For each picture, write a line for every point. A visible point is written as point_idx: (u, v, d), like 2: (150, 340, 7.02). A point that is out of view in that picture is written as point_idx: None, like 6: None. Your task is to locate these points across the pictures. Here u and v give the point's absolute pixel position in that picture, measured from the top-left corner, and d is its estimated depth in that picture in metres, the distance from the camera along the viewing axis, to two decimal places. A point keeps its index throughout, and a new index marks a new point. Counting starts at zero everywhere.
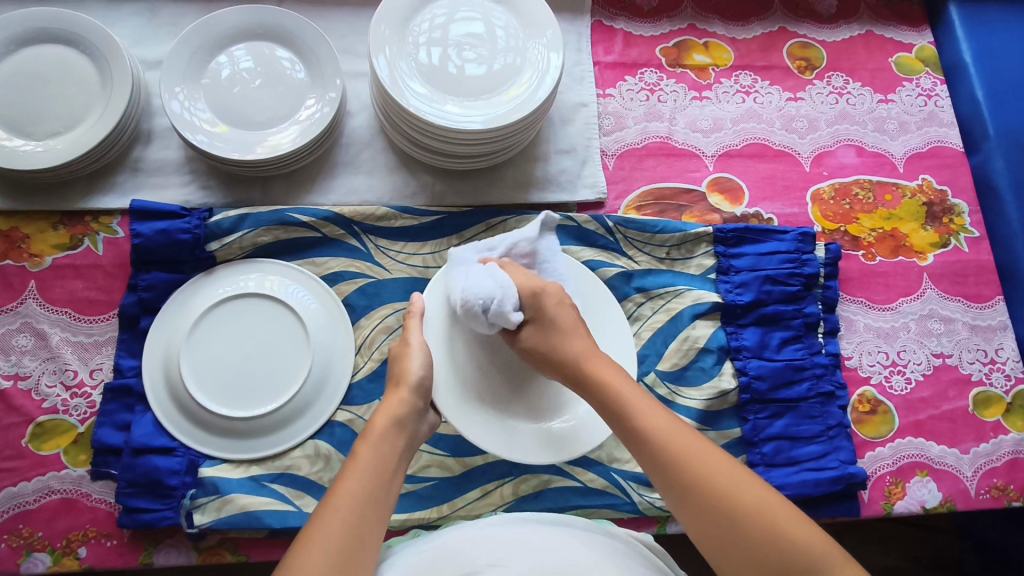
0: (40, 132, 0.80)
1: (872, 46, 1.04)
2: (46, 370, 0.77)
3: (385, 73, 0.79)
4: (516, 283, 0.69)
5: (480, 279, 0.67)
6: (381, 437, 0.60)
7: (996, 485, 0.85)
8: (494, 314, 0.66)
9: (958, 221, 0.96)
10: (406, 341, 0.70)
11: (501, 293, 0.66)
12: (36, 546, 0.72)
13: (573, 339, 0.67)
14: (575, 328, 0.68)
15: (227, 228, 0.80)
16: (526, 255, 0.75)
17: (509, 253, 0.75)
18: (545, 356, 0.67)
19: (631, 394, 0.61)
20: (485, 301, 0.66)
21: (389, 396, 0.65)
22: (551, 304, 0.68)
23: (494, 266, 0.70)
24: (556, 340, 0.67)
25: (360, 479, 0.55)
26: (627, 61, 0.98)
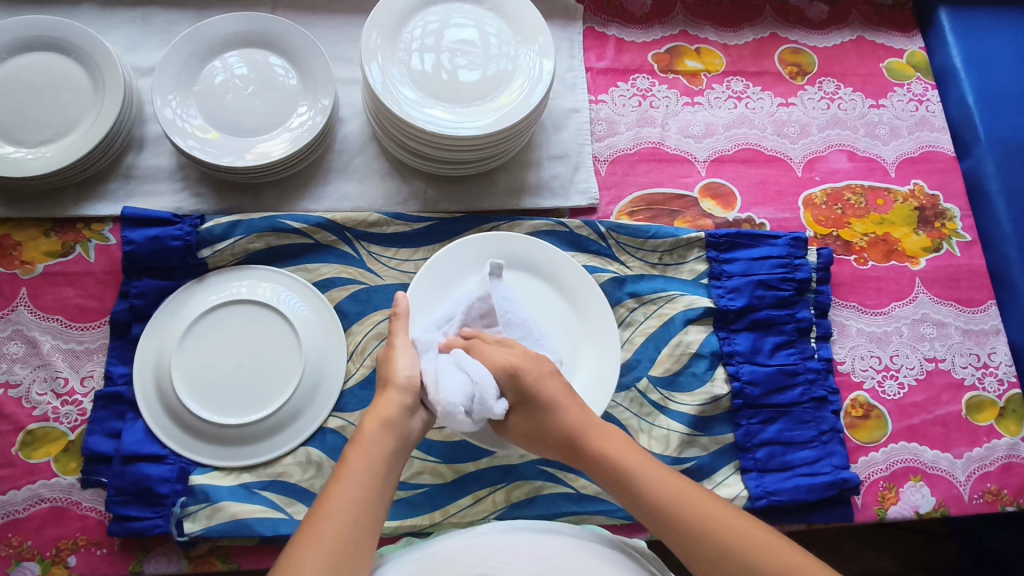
0: (32, 139, 0.80)
1: (863, 51, 1.04)
2: (37, 378, 0.77)
3: (377, 79, 0.79)
4: (488, 364, 0.63)
5: (452, 378, 0.60)
6: (370, 440, 0.58)
7: (989, 490, 0.85)
8: (478, 412, 0.60)
9: (950, 226, 0.96)
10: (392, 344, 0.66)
11: (481, 390, 0.60)
12: (26, 555, 0.72)
13: (564, 412, 0.63)
14: (563, 399, 0.64)
15: (218, 235, 0.80)
16: (484, 315, 0.71)
17: (468, 319, 0.71)
18: (539, 435, 0.64)
19: (637, 467, 0.59)
20: (466, 404, 0.59)
21: (379, 400, 0.61)
22: (531, 381, 0.63)
23: (462, 356, 0.63)
24: (545, 419, 0.63)
25: (350, 485, 0.54)
26: (619, 67, 0.98)
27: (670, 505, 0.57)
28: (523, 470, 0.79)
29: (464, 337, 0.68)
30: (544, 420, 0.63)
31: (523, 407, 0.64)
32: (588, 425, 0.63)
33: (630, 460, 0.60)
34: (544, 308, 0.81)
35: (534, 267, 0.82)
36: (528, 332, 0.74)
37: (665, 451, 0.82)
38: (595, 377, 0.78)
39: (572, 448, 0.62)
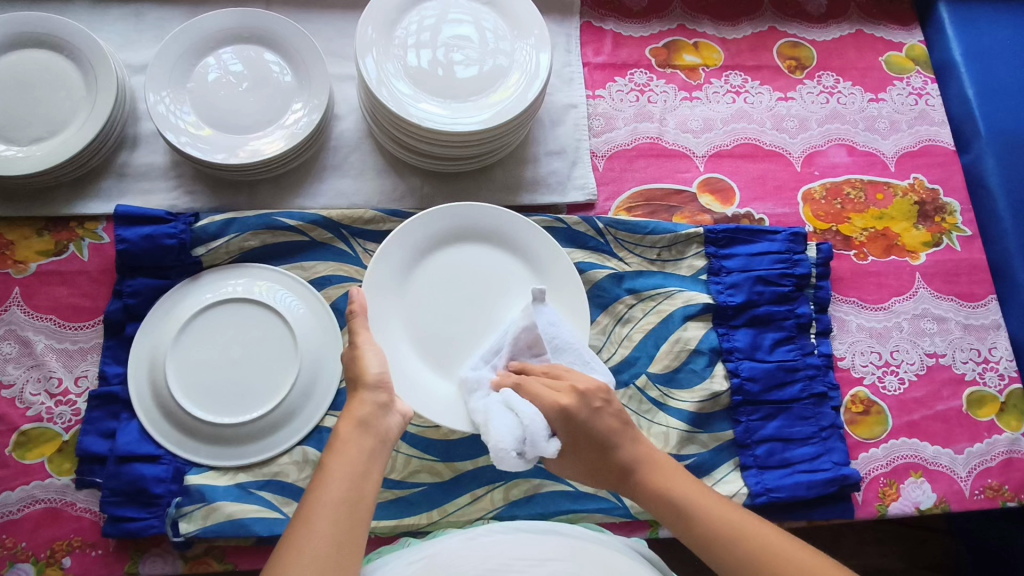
0: (24, 137, 0.79)
1: (862, 45, 1.03)
2: (31, 378, 0.76)
3: (372, 75, 0.78)
4: (539, 405, 0.64)
5: (502, 422, 0.63)
6: (346, 442, 0.57)
7: (991, 486, 0.84)
8: (530, 452, 0.62)
9: (950, 220, 0.96)
10: (354, 344, 0.65)
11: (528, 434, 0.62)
12: (20, 557, 0.71)
13: (619, 449, 0.64)
14: (617, 433, 0.64)
15: (213, 233, 0.80)
16: (531, 344, 0.72)
17: (515, 351, 0.72)
18: (598, 467, 0.65)
19: (686, 492, 0.61)
20: (517, 446, 0.62)
21: (352, 402, 0.62)
22: (582, 420, 0.63)
23: (511, 396, 0.66)
24: (599, 455, 0.64)
25: (331, 489, 0.54)
26: (616, 62, 0.97)
27: (722, 529, 0.58)
28: (521, 469, 0.79)
29: (513, 372, 0.71)
30: (602, 454, 0.64)
31: (582, 446, 0.64)
32: (641, 455, 0.64)
33: (686, 490, 0.61)
34: (506, 278, 0.80)
35: (491, 236, 0.81)
36: (582, 356, 0.73)
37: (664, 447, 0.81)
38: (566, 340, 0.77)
39: (624, 479, 0.64)
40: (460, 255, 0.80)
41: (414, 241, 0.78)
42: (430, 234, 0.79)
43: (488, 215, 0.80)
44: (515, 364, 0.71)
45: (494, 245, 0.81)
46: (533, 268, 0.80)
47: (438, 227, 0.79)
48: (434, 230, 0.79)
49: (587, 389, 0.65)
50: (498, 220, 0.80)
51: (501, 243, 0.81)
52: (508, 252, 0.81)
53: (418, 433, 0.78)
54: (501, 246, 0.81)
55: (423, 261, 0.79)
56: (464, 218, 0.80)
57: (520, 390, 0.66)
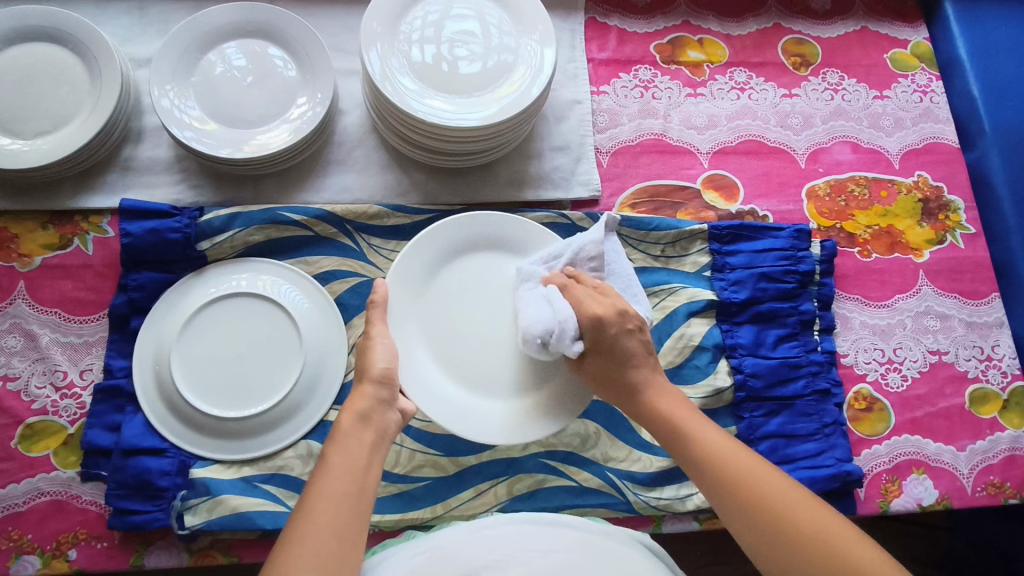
0: (29, 130, 0.79)
1: (867, 42, 1.03)
2: (36, 371, 0.76)
3: (376, 68, 0.78)
4: (578, 309, 0.65)
5: (537, 310, 0.67)
6: (347, 435, 0.57)
7: (992, 483, 0.84)
8: (554, 345, 0.65)
9: (954, 218, 0.96)
10: (369, 335, 0.66)
11: (559, 325, 0.64)
12: (26, 549, 0.71)
13: (632, 368, 0.65)
14: (640, 357, 0.65)
15: (218, 227, 0.80)
16: (593, 258, 0.71)
17: (575, 258, 0.71)
18: (606, 382, 0.66)
19: (692, 423, 0.62)
20: (543, 335, 0.65)
21: (355, 394, 0.62)
22: (612, 334, 0.64)
23: (554, 291, 0.67)
24: (613, 372, 0.66)
25: (332, 482, 0.54)
26: (621, 58, 0.97)
27: (713, 459, 0.59)
28: (524, 464, 0.79)
29: (566, 276, 0.69)
30: (617, 367, 0.65)
31: (601, 361, 0.66)
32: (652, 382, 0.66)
33: (690, 419, 0.63)
34: None
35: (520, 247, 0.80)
36: (629, 286, 0.72)
37: None
38: None
39: (633, 402, 0.66)
40: (472, 267, 0.79)
41: (440, 245, 0.78)
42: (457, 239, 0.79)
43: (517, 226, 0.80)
44: (571, 270, 0.70)
45: (495, 250, 0.80)
46: None
47: (437, 245, 0.78)
48: (450, 240, 0.79)
49: (626, 309, 0.66)
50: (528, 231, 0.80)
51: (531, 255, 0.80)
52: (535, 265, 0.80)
53: (422, 427, 0.78)
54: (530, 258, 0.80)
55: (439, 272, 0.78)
56: (492, 227, 0.80)
57: (566, 291, 0.67)
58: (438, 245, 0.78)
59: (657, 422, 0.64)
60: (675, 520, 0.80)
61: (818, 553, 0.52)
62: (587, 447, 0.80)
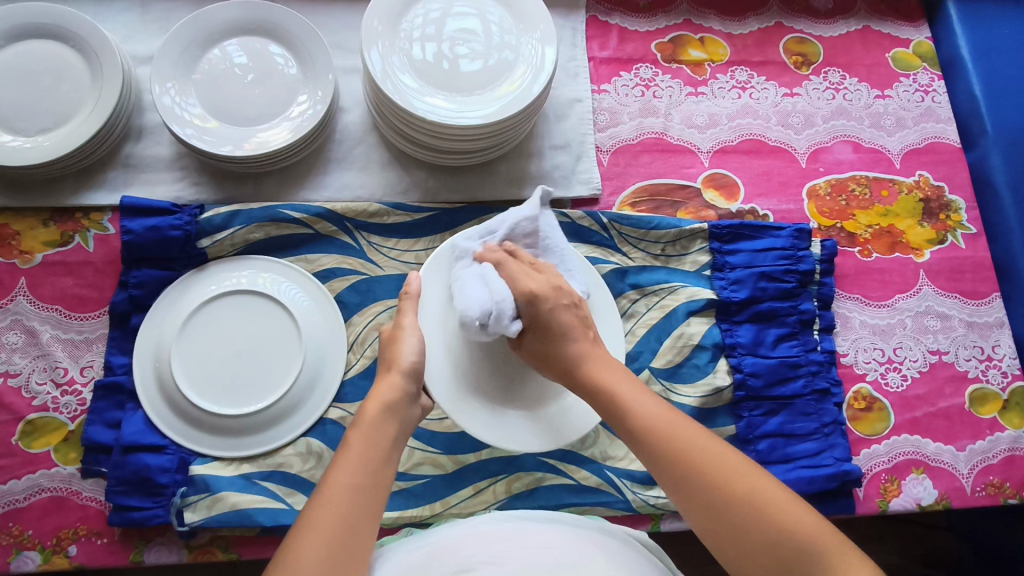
0: (30, 128, 0.79)
1: (869, 41, 1.03)
2: (37, 368, 0.77)
3: (377, 66, 0.78)
4: (514, 287, 0.66)
5: (473, 292, 0.65)
6: (372, 424, 0.58)
7: (992, 483, 0.84)
8: (493, 326, 0.64)
9: (955, 218, 0.96)
10: (399, 325, 0.68)
11: (496, 305, 0.64)
12: (26, 545, 0.72)
13: (572, 341, 0.65)
14: (575, 329, 0.66)
15: (218, 225, 0.80)
16: (527, 235, 0.72)
17: (511, 236, 0.72)
18: (548, 360, 0.66)
19: (629, 393, 0.60)
20: (481, 318, 0.64)
21: (382, 382, 0.62)
22: (547, 308, 0.65)
23: (488, 270, 0.67)
24: (552, 344, 0.65)
25: (353, 469, 0.54)
26: (622, 56, 0.97)
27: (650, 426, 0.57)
28: (523, 462, 0.79)
29: (503, 251, 0.71)
30: (552, 342, 0.65)
31: (536, 333, 0.66)
32: (591, 356, 0.65)
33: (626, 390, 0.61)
34: None
35: None
36: (564, 260, 0.74)
37: None
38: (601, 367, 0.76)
39: (572, 377, 0.64)
40: None
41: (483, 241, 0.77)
42: None
43: None
44: (509, 245, 0.71)
45: None
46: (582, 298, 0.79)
47: None
48: None
49: (561, 286, 0.68)
50: None
51: None
52: None
53: (421, 425, 0.79)
54: None
55: None
56: None
57: (500, 267, 0.68)
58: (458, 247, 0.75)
59: (599, 397, 0.62)
60: (674, 519, 0.80)
61: (747, 513, 0.51)
62: (586, 446, 0.80)
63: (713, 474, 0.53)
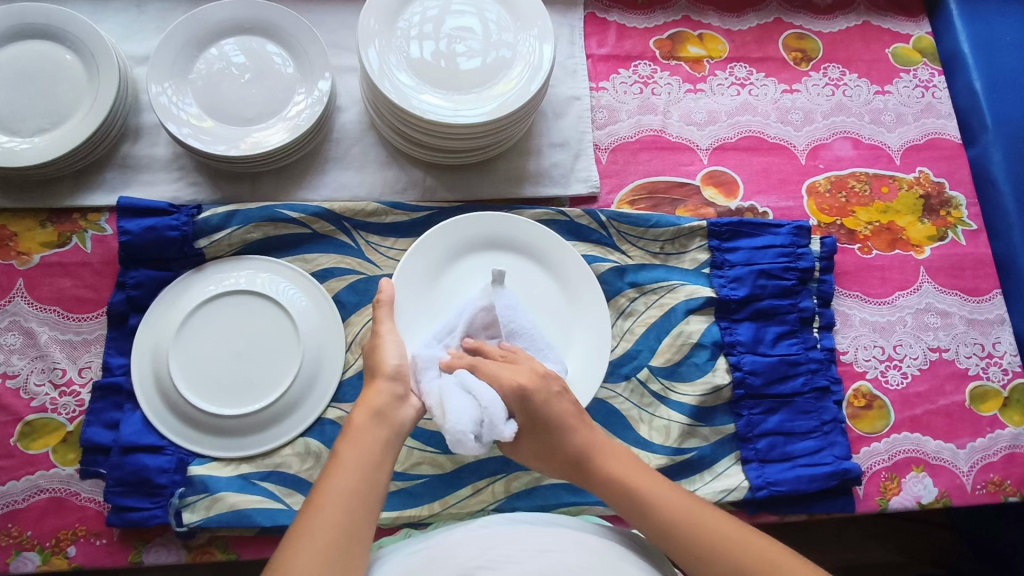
0: (27, 128, 0.79)
1: (869, 37, 1.02)
2: (35, 369, 0.77)
3: (374, 64, 0.78)
4: (495, 387, 0.61)
5: (459, 402, 0.58)
6: (362, 431, 0.57)
7: (992, 481, 0.84)
8: (486, 436, 0.58)
9: (955, 214, 0.95)
10: (378, 332, 0.66)
11: (487, 413, 0.58)
12: (26, 546, 0.72)
13: (571, 433, 0.62)
14: (571, 418, 0.63)
15: (216, 224, 0.80)
16: (487, 325, 0.72)
17: (471, 329, 0.71)
18: (551, 454, 0.63)
19: (605, 460, 0.62)
20: (476, 430, 0.57)
21: (369, 390, 0.61)
22: (540, 402, 0.61)
23: (466, 377, 0.61)
24: (553, 439, 0.62)
25: (345, 479, 0.53)
26: (621, 54, 0.97)
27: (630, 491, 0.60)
28: (522, 461, 0.79)
29: (469, 351, 0.67)
30: (549, 437, 0.62)
31: (528, 426, 0.62)
32: (598, 446, 0.63)
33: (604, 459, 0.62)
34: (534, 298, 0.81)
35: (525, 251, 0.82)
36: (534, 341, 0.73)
37: (666, 441, 0.81)
38: (586, 352, 0.78)
39: (582, 470, 0.62)
40: (477, 266, 0.81)
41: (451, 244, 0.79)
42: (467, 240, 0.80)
43: (523, 228, 0.81)
44: (470, 342, 0.68)
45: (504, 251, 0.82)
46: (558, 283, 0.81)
47: (448, 242, 0.79)
48: (461, 239, 0.80)
49: (547, 372, 0.64)
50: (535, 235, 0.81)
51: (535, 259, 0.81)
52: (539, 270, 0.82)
53: (420, 425, 0.79)
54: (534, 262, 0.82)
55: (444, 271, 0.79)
56: (496, 228, 0.81)
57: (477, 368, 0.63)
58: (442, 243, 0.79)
59: (616, 493, 0.61)
60: None
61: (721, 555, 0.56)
62: None
63: (751, 570, 0.55)
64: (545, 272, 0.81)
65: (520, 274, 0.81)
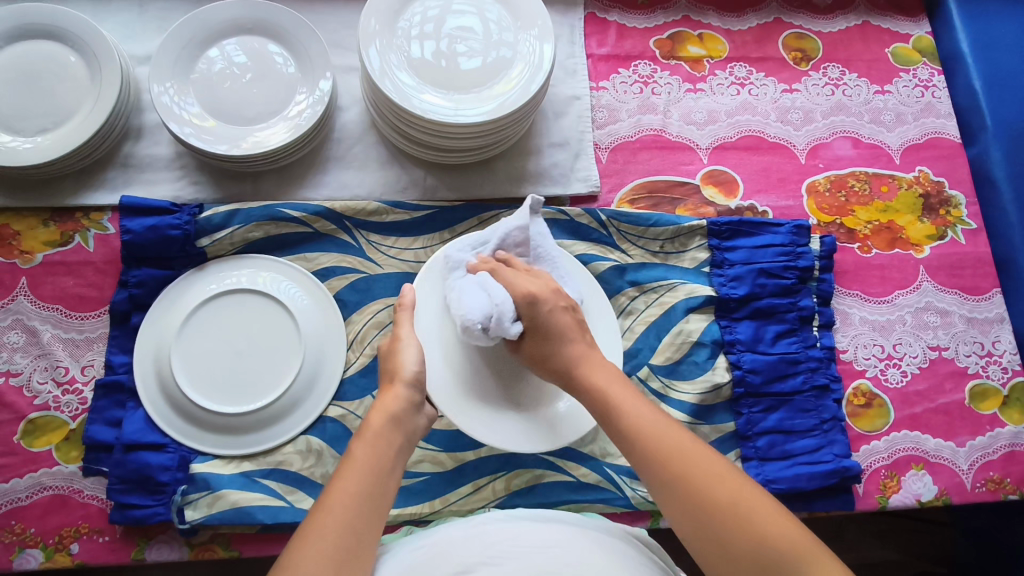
0: (29, 128, 0.80)
1: (869, 37, 1.03)
2: (38, 367, 0.77)
3: (375, 64, 0.78)
4: (511, 290, 0.67)
5: (475, 300, 0.66)
6: (377, 434, 0.57)
7: (992, 479, 0.84)
8: (494, 330, 0.66)
9: (955, 213, 0.95)
10: (398, 336, 0.67)
11: (496, 310, 0.65)
12: (29, 543, 0.72)
13: (568, 343, 0.66)
14: (572, 331, 0.66)
15: (217, 224, 0.80)
16: (519, 245, 0.74)
17: (503, 245, 0.73)
18: (541, 361, 0.66)
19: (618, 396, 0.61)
20: (483, 321, 0.65)
21: (386, 394, 0.62)
22: (545, 311, 0.66)
23: (487, 278, 0.68)
24: (553, 346, 0.66)
25: (359, 480, 0.54)
26: (621, 53, 0.97)
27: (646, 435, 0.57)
28: (523, 459, 0.79)
29: (496, 261, 0.72)
30: (550, 344, 0.66)
31: (532, 334, 0.66)
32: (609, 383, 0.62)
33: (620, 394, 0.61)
34: None
35: None
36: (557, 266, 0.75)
37: None
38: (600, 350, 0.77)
39: (570, 378, 0.64)
40: None
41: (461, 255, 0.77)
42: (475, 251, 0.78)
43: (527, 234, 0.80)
44: (503, 255, 0.73)
45: None
46: None
47: (461, 253, 0.77)
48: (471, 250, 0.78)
49: (557, 289, 0.69)
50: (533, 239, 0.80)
51: None
52: None
53: None
54: None
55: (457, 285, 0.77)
56: None
57: (496, 275, 0.69)
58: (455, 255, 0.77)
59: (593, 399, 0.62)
60: None
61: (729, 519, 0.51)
62: (586, 443, 0.80)
63: (742, 524, 0.50)
64: None
65: None
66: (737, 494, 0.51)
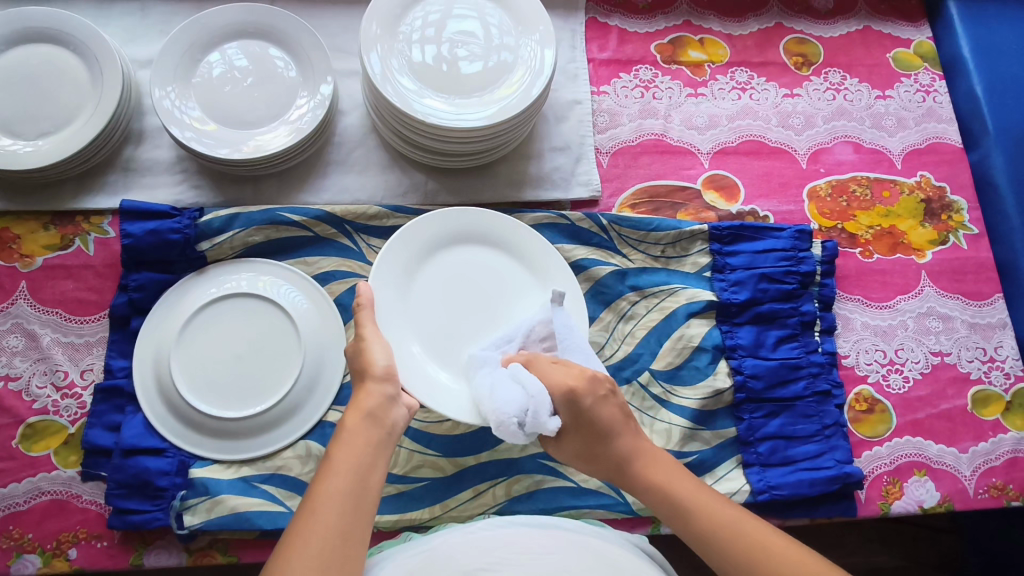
0: (30, 131, 0.79)
1: (870, 42, 1.03)
2: (37, 371, 0.77)
3: (376, 69, 0.78)
4: (547, 383, 0.64)
5: (508, 392, 0.63)
6: (353, 432, 0.58)
7: (995, 485, 0.84)
8: (531, 425, 0.62)
9: (957, 218, 0.95)
10: (361, 336, 0.65)
11: (534, 404, 0.62)
12: (26, 548, 0.72)
13: (617, 438, 0.65)
14: (618, 424, 0.65)
15: (217, 228, 0.80)
16: (544, 338, 0.72)
17: (526, 341, 0.72)
18: (594, 458, 0.66)
19: (665, 477, 0.64)
20: (520, 416, 0.62)
21: (360, 391, 0.62)
22: (587, 406, 0.64)
23: (518, 369, 0.65)
24: (599, 446, 0.65)
25: (339, 480, 0.54)
26: (622, 58, 0.97)
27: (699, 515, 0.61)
28: (523, 465, 0.79)
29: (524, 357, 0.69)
30: (599, 442, 0.65)
31: (578, 434, 0.65)
32: (643, 452, 0.66)
33: (665, 476, 0.64)
34: (505, 285, 0.80)
35: (495, 242, 0.81)
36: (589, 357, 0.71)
37: (667, 445, 0.81)
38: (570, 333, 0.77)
39: (626, 474, 0.65)
40: (454, 262, 0.79)
41: (423, 238, 0.78)
42: (440, 234, 0.79)
43: (496, 220, 0.81)
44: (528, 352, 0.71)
45: (477, 244, 0.81)
46: (523, 266, 0.81)
47: (425, 235, 0.78)
48: (435, 233, 0.79)
49: (595, 375, 0.66)
50: (505, 225, 0.81)
51: (505, 247, 0.81)
52: (505, 257, 0.81)
53: (421, 428, 0.79)
54: (503, 251, 0.81)
55: (422, 267, 0.78)
56: (470, 222, 0.80)
57: (531, 366, 0.67)
58: (421, 239, 0.78)
59: (657, 498, 0.63)
60: None
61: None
62: None
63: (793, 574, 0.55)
64: (516, 262, 0.81)
65: (495, 262, 0.81)
66: (828, 571, 0.54)
